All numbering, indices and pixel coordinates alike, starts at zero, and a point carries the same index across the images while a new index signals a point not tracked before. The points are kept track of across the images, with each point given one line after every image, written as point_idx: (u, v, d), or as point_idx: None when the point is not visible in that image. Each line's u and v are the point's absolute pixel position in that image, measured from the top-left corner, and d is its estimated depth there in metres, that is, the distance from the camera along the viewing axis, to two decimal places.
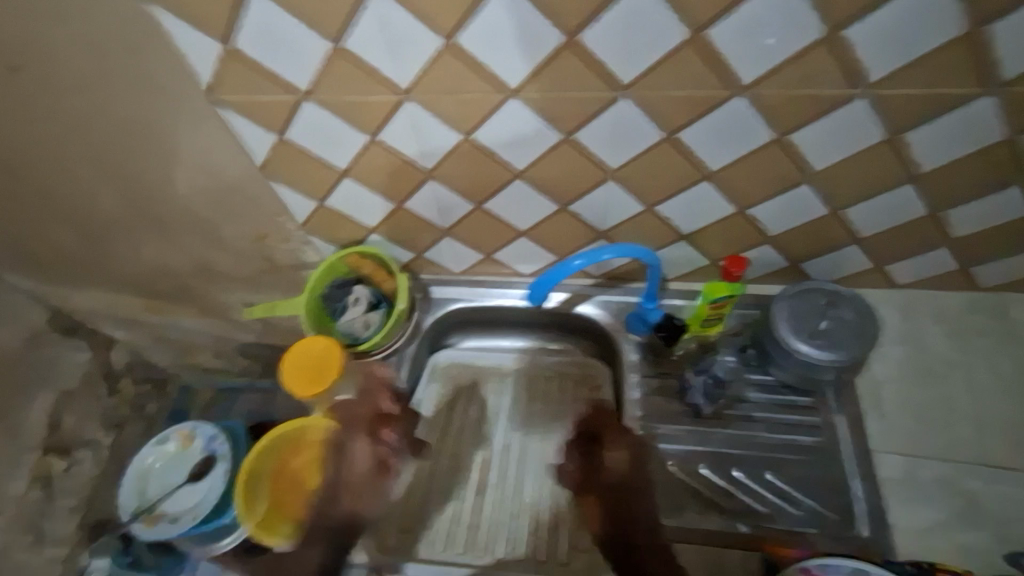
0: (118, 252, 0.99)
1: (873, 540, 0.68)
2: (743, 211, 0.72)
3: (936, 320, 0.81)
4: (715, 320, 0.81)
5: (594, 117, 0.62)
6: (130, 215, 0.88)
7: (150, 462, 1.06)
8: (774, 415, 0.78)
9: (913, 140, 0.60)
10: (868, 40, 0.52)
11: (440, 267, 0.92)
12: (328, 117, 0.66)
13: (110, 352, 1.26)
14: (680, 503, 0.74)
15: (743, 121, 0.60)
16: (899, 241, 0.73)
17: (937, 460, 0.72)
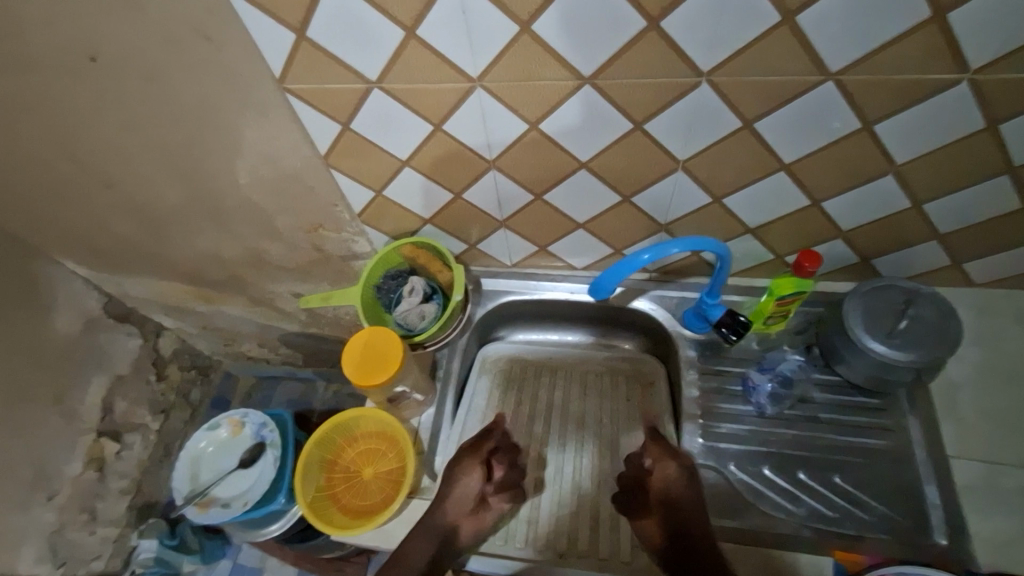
0: (174, 240, 1.00)
1: (952, 549, 0.65)
2: (815, 204, 0.69)
3: (1017, 321, 0.76)
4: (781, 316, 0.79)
5: (668, 105, 0.60)
6: (188, 204, 0.89)
7: (203, 447, 1.08)
8: (841, 416, 0.76)
9: (1009, 131, 0.57)
10: (978, 22, 0.48)
11: (491, 258, 0.91)
12: (394, 106, 0.65)
13: (159, 340, 1.32)
14: (744, 504, 0.72)
15: (828, 110, 0.58)
16: (982, 237, 0.69)
17: (1020, 468, 0.68)
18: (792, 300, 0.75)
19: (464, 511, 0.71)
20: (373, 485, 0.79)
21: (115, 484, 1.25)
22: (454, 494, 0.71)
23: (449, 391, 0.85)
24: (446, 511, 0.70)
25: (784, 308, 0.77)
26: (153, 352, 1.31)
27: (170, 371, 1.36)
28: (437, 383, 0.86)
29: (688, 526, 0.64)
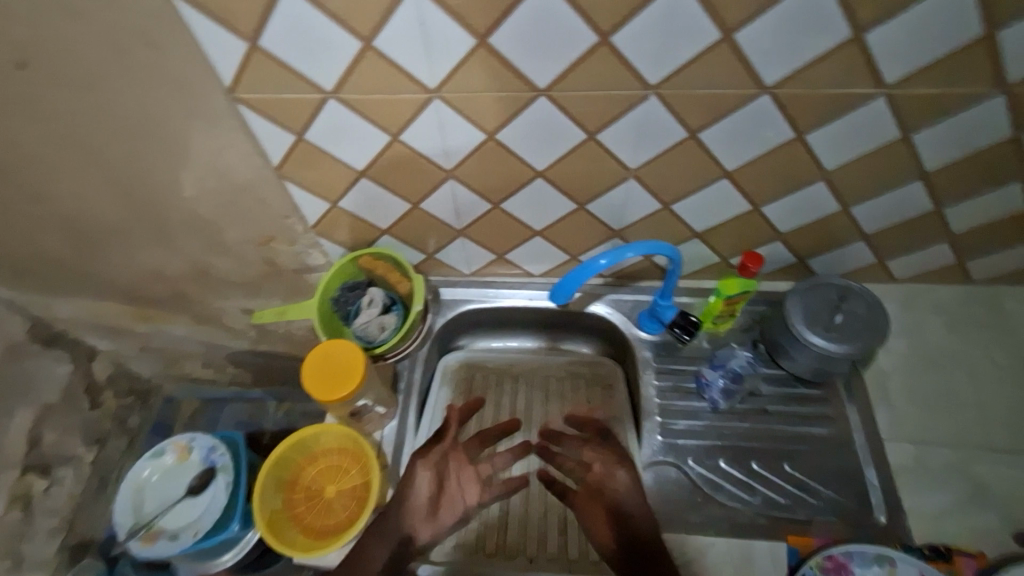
0: (110, 257, 0.95)
1: (890, 526, 0.71)
2: (756, 209, 0.74)
3: (935, 313, 0.84)
4: (728, 315, 0.83)
5: (620, 116, 0.63)
6: (126, 218, 0.85)
7: (147, 476, 1.02)
8: (788, 407, 0.80)
9: (920, 140, 0.63)
10: (891, 42, 0.53)
11: (450, 268, 0.91)
12: (350, 117, 0.65)
13: (92, 364, 1.22)
14: (705, 497, 0.75)
15: (764, 121, 0.62)
16: (902, 237, 0.76)
17: (945, 447, 0.75)
18: (737, 299, 0.79)
19: (423, 516, 0.73)
20: (337, 503, 0.77)
21: (43, 525, 1.13)
22: (414, 500, 0.73)
23: (412, 401, 0.85)
24: (405, 517, 0.72)
25: (730, 306, 0.81)
26: (86, 378, 1.21)
27: (105, 399, 1.25)
28: (398, 395, 0.85)
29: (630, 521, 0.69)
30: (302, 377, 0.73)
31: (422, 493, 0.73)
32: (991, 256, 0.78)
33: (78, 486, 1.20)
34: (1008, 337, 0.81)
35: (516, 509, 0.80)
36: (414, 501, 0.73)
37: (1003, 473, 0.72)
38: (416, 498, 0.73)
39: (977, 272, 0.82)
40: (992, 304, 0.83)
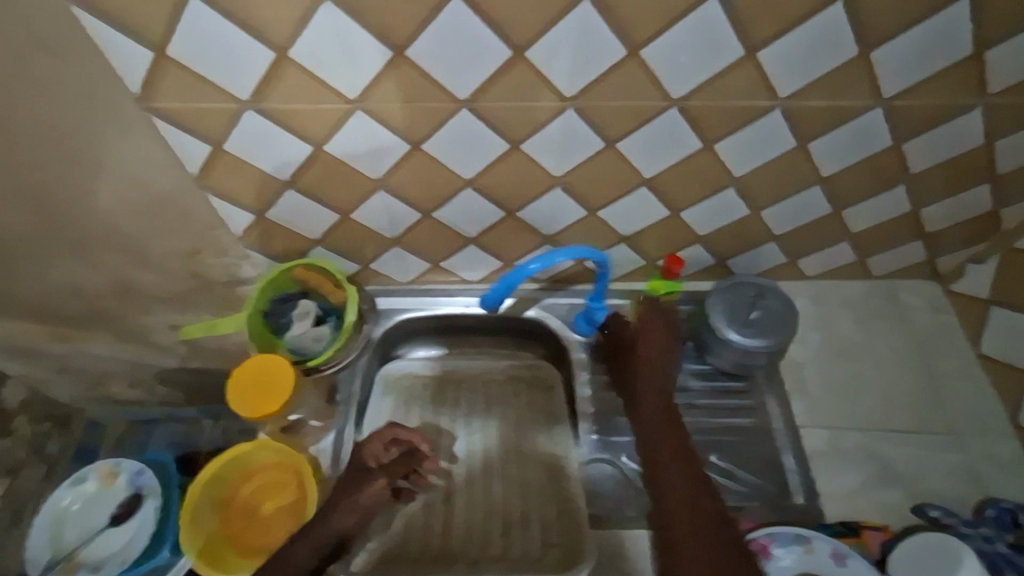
0: (17, 274, 0.88)
1: (807, 507, 0.76)
2: (677, 213, 0.77)
3: (842, 307, 0.91)
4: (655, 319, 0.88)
5: (542, 126, 0.65)
6: (34, 234, 0.79)
7: (66, 505, 0.95)
8: (714, 400, 0.84)
9: (817, 148, 0.68)
10: (782, 59, 0.58)
11: (385, 277, 0.91)
12: (272, 126, 0.64)
13: (1, 389, 1.09)
14: (638, 489, 0.78)
15: (678, 131, 0.65)
16: (809, 237, 0.82)
17: (852, 430, 0.81)
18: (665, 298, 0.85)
19: (356, 522, 0.69)
20: (273, 521, 0.75)
21: None
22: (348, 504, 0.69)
23: (350, 414, 0.82)
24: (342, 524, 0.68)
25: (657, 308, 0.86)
26: None
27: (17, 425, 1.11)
28: (336, 408, 0.82)
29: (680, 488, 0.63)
30: (229, 393, 0.72)
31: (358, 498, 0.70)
32: (886, 253, 0.86)
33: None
34: (905, 327, 0.88)
35: (458, 514, 0.81)
36: (348, 506, 0.69)
37: (902, 451, 0.79)
38: (350, 503, 0.69)
39: (875, 268, 0.89)
40: (890, 296, 0.91)
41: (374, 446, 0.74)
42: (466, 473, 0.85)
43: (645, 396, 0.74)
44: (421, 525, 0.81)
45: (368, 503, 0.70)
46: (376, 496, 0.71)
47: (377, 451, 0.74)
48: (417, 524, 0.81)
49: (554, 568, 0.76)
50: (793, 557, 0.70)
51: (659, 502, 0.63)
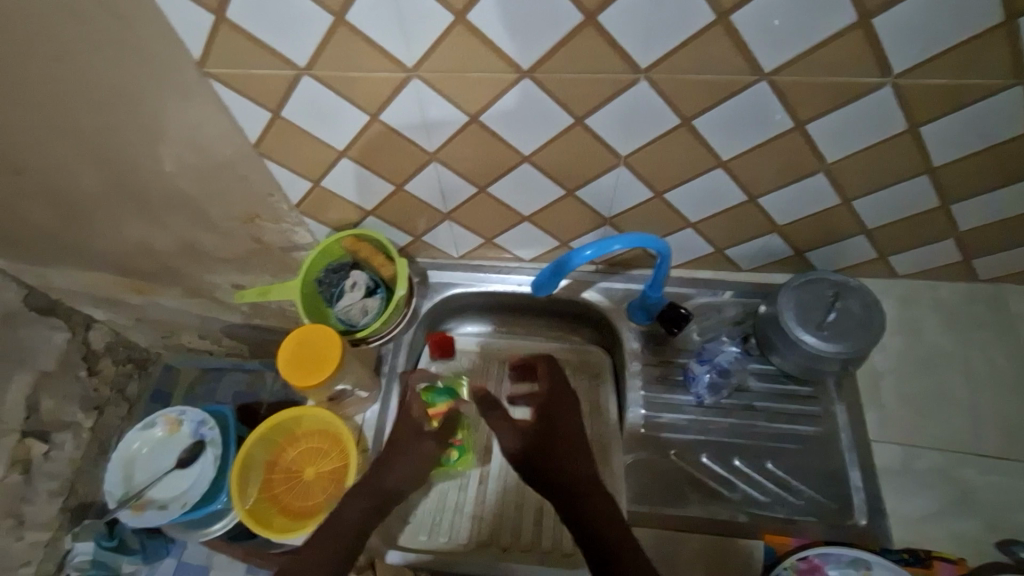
0: (95, 232, 0.92)
1: (870, 529, 0.69)
2: (752, 199, 0.70)
3: (936, 311, 0.81)
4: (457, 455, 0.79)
5: (609, 100, 0.59)
6: (111, 194, 0.83)
7: (137, 448, 1.03)
8: (774, 403, 0.79)
9: (928, 134, 0.59)
10: (900, 26, 0.49)
11: (438, 250, 0.90)
12: (326, 94, 0.62)
13: (89, 333, 1.18)
14: (683, 493, 0.73)
15: (763, 108, 0.58)
16: (905, 233, 0.73)
17: (932, 450, 0.73)
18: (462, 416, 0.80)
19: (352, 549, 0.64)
20: (315, 486, 0.78)
21: (43, 486, 1.09)
22: (347, 526, 0.65)
23: (394, 387, 0.83)
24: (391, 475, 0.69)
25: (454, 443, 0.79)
26: (82, 347, 1.17)
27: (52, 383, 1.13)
28: (381, 378, 0.83)
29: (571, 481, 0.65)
30: (279, 358, 0.73)
31: (352, 512, 0.66)
32: (999, 255, 0.75)
33: (80, 451, 1.15)
34: (1012, 340, 0.78)
35: (492, 498, 0.80)
36: (347, 523, 0.65)
37: (991, 479, 0.70)
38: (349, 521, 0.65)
39: (983, 270, 0.78)
40: (998, 303, 0.80)
41: (396, 454, 0.70)
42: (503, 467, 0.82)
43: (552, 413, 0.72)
44: (453, 505, 0.79)
45: (360, 521, 0.66)
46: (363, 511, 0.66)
47: (396, 471, 0.69)
48: (449, 504, 0.79)
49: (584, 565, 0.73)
50: None
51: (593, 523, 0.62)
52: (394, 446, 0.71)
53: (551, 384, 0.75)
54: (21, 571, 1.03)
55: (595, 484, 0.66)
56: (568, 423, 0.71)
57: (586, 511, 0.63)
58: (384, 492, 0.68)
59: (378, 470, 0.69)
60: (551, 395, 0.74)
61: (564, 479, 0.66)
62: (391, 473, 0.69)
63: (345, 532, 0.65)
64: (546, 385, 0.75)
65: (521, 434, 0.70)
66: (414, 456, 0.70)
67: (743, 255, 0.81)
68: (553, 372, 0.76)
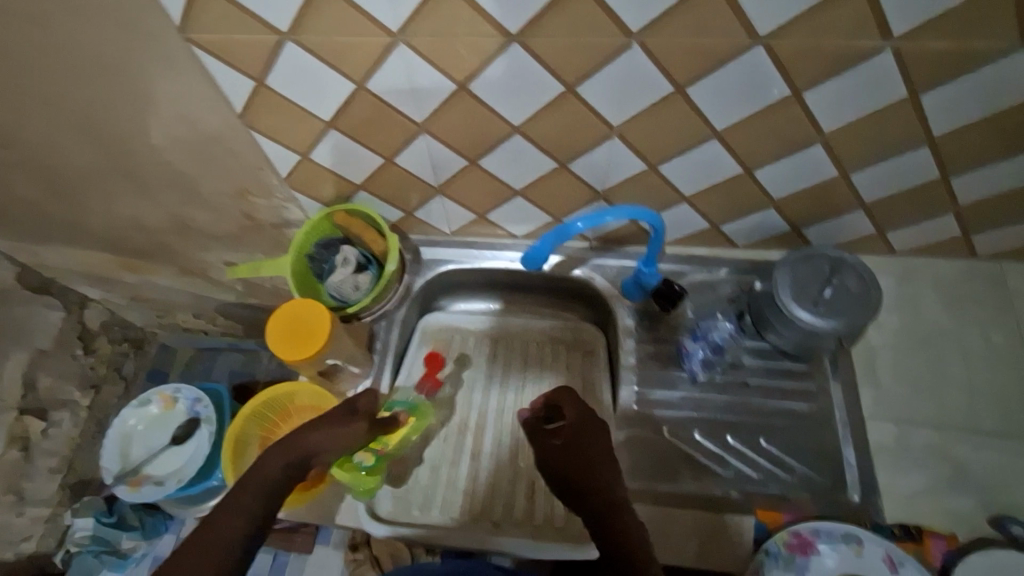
0: (81, 210, 0.89)
1: (863, 505, 0.69)
2: (749, 172, 0.69)
3: (935, 289, 0.80)
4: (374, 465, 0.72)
5: (601, 67, 0.58)
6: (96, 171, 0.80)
7: (133, 425, 1.02)
8: (769, 380, 0.78)
9: (928, 102, 0.57)
10: None
11: (430, 227, 0.89)
12: (312, 61, 0.61)
13: (84, 312, 1.15)
14: (675, 470, 0.73)
15: (759, 74, 0.57)
16: (904, 207, 0.71)
17: (927, 428, 0.72)
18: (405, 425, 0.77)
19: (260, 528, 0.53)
20: None
21: (43, 463, 1.07)
22: (253, 496, 0.54)
23: (387, 364, 0.83)
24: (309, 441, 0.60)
25: (377, 450, 0.73)
26: (77, 325, 1.14)
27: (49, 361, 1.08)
28: (374, 356, 0.83)
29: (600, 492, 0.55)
30: (268, 332, 0.72)
31: (260, 481, 0.55)
32: (999, 230, 0.73)
33: (78, 428, 1.13)
34: (1010, 317, 0.77)
35: (485, 474, 0.80)
36: (253, 495, 0.54)
37: (985, 456, 0.70)
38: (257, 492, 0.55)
39: (983, 246, 0.77)
40: (997, 280, 0.79)
41: (321, 429, 0.62)
42: (495, 445, 0.82)
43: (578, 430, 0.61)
44: (445, 480, 0.79)
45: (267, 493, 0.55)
46: (272, 480, 0.56)
47: (314, 438, 0.60)
48: (441, 479, 0.79)
49: (576, 540, 0.73)
50: (838, 556, 0.65)
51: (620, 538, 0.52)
52: (315, 420, 0.63)
53: (576, 410, 0.63)
54: (24, 545, 1.01)
55: (619, 507, 0.55)
56: (590, 445, 0.59)
57: (626, 547, 0.52)
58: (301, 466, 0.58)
59: (292, 440, 0.60)
60: (577, 421, 0.62)
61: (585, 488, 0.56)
62: (308, 441, 0.60)
63: (252, 504, 0.54)
64: (571, 415, 0.63)
65: (545, 460, 0.60)
66: (340, 431, 0.62)
67: (739, 231, 0.80)
68: (579, 400, 0.65)
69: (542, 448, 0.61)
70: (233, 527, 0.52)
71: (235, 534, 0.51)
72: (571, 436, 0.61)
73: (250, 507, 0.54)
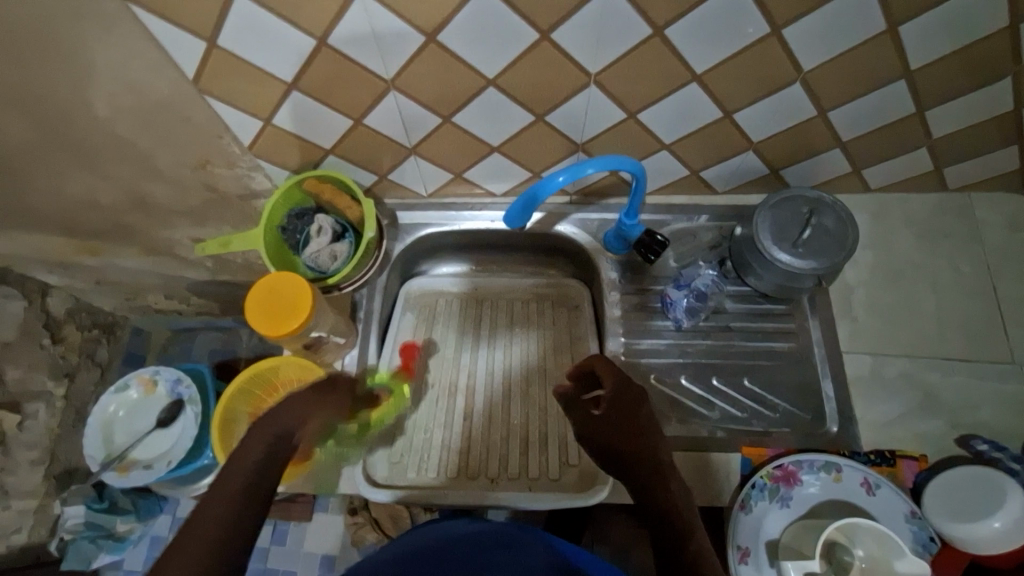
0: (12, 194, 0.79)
1: (841, 434, 0.73)
2: (727, 116, 0.68)
3: (905, 224, 0.82)
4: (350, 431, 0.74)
5: (575, 10, 0.56)
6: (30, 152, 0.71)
7: (113, 410, 0.98)
8: (750, 323, 0.80)
9: (906, 33, 0.57)
10: None
11: (405, 189, 0.86)
12: (267, 16, 0.57)
13: (46, 300, 0.99)
14: (663, 414, 0.76)
15: (739, 11, 0.55)
16: (880, 142, 0.72)
17: (900, 358, 0.75)
18: (385, 400, 0.78)
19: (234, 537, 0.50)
20: None
21: (23, 456, 0.96)
22: (234, 494, 0.52)
23: (372, 329, 0.83)
24: (288, 420, 0.58)
25: (358, 420, 0.74)
26: (42, 315, 0.99)
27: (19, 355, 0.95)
28: (357, 324, 0.83)
29: (644, 454, 0.57)
30: (248, 313, 0.70)
31: (242, 476, 0.53)
32: (970, 162, 0.75)
33: (56, 419, 1.01)
34: (974, 246, 0.80)
35: (478, 433, 0.81)
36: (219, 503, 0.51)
37: (953, 380, 0.74)
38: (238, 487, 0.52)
39: (952, 179, 0.79)
40: (963, 212, 0.81)
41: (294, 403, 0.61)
42: (486, 405, 0.83)
43: (623, 407, 0.60)
44: (440, 442, 0.80)
45: (255, 476, 0.53)
46: (256, 463, 0.54)
47: (289, 418, 0.58)
48: (437, 440, 0.80)
49: (571, 489, 0.76)
50: (820, 483, 0.68)
51: (668, 510, 0.54)
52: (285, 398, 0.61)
53: (615, 383, 0.61)
54: (15, 537, 0.95)
55: (660, 473, 0.56)
56: (634, 419, 0.59)
57: (668, 523, 0.54)
58: (281, 451, 0.57)
59: (266, 422, 0.58)
60: (614, 391, 0.61)
61: (609, 443, 0.59)
62: (284, 423, 0.58)
63: (231, 508, 0.51)
64: (608, 384, 0.62)
65: (585, 430, 0.61)
66: (311, 411, 0.61)
67: (718, 176, 0.79)
68: (617, 375, 0.62)
69: (580, 417, 0.62)
70: (226, 509, 0.51)
71: (209, 554, 0.48)
72: (610, 409, 0.60)
73: (233, 506, 0.51)
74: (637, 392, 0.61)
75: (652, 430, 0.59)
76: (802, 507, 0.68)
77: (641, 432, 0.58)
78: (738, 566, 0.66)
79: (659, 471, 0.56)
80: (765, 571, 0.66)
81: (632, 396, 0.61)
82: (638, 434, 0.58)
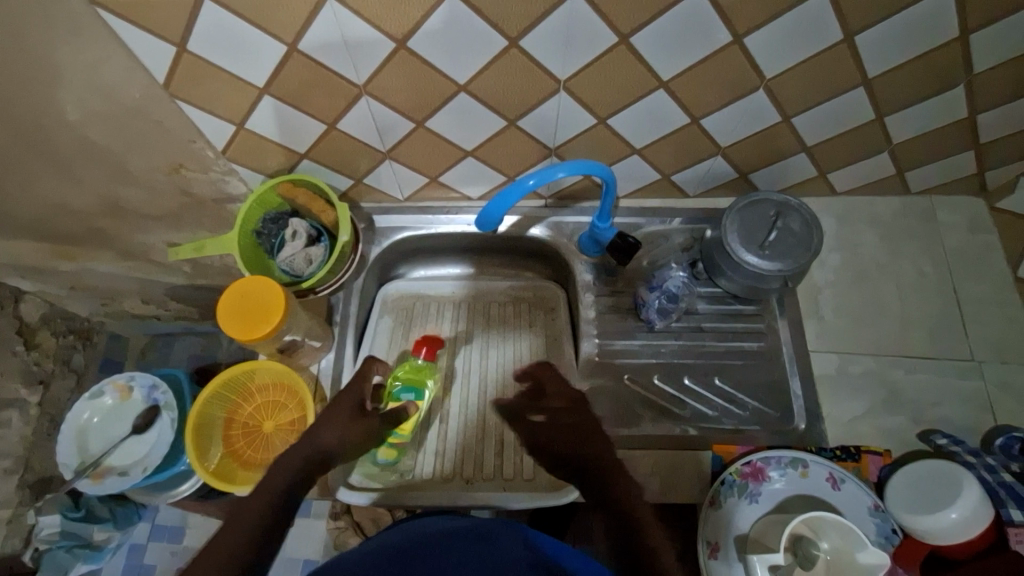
0: None
1: (808, 430, 0.75)
2: (695, 121, 0.70)
3: (871, 226, 0.84)
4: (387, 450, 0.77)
5: (542, 18, 0.57)
6: None
7: (87, 418, 0.96)
8: (721, 323, 0.82)
9: (863, 42, 0.59)
10: None
11: (381, 193, 0.87)
12: (237, 23, 0.57)
13: (19, 307, 0.95)
14: (637, 414, 0.77)
15: (700, 20, 0.57)
16: (843, 147, 0.74)
17: (865, 356, 0.78)
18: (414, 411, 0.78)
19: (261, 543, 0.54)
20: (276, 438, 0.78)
21: None
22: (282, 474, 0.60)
23: (349, 333, 0.84)
24: (327, 432, 0.65)
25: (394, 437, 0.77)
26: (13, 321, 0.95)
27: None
28: (334, 327, 0.83)
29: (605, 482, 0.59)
30: (220, 318, 0.70)
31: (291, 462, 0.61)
32: (930, 166, 0.77)
33: (30, 427, 0.98)
34: (937, 247, 0.82)
35: (454, 435, 0.82)
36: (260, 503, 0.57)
37: (915, 377, 0.76)
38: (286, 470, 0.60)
39: (915, 182, 0.81)
40: (926, 214, 0.84)
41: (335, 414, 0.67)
42: (462, 408, 0.84)
43: (576, 432, 0.65)
44: (417, 443, 0.80)
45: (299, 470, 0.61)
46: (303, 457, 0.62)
47: (324, 432, 0.65)
48: (414, 441, 0.81)
49: (546, 489, 0.76)
50: (786, 479, 0.70)
51: (634, 537, 0.54)
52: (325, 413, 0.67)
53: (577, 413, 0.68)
54: None
55: (624, 500, 0.57)
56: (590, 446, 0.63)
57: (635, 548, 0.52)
58: (316, 456, 0.63)
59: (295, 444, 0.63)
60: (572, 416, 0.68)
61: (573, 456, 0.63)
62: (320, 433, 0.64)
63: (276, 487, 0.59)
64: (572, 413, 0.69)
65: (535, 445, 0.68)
66: (345, 425, 0.66)
67: (688, 180, 0.81)
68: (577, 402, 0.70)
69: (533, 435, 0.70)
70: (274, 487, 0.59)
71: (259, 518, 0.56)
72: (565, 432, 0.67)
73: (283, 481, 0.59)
74: (596, 426, 0.66)
75: (619, 465, 0.61)
76: (770, 503, 0.70)
77: (605, 461, 0.61)
78: (709, 562, 0.67)
79: (623, 498, 0.57)
80: (734, 567, 0.67)
81: (586, 427, 0.66)
82: (598, 463, 0.61)
